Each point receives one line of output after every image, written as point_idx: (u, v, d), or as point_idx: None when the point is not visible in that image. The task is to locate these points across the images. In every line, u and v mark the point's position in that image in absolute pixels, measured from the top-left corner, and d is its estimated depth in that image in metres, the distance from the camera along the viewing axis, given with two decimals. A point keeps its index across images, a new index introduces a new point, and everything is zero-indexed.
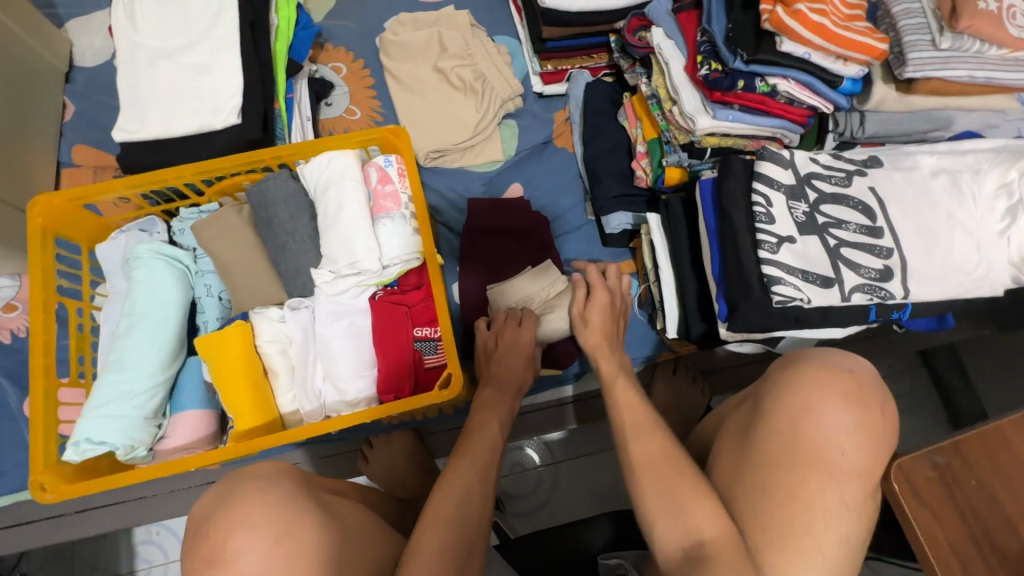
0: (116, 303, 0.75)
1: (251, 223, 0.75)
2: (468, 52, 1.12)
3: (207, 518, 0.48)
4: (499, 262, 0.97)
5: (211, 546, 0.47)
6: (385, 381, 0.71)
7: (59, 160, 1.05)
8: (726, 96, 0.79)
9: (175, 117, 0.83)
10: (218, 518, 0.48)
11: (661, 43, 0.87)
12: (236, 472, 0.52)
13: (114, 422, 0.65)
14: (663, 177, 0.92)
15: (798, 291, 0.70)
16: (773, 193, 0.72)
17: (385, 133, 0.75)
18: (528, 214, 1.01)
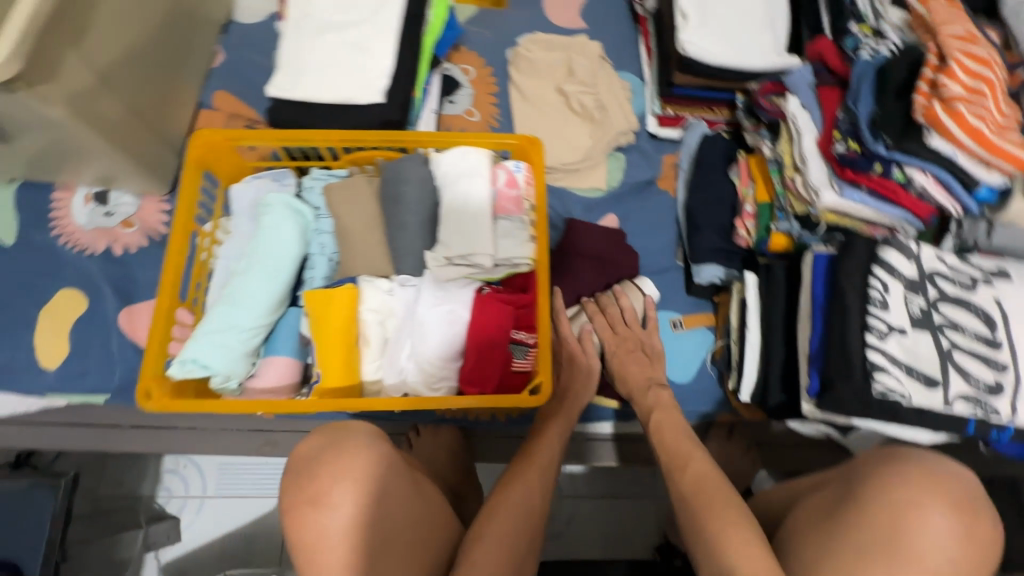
0: (239, 241, 0.79)
1: (377, 197, 0.79)
2: (593, 81, 1.16)
3: (316, 459, 0.56)
4: (584, 287, 0.98)
5: (317, 487, 0.54)
6: (470, 374, 0.72)
7: (200, 101, 1.13)
8: (857, 177, 0.79)
9: (326, 84, 0.89)
10: (326, 463, 0.55)
11: (796, 112, 0.87)
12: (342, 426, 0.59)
13: (222, 351, 0.69)
14: (767, 241, 0.92)
15: (898, 384, 0.69)
16: (892, 281, 0.72)
17: (523, 141, 0.78)
18: (622, 247, 1.02)
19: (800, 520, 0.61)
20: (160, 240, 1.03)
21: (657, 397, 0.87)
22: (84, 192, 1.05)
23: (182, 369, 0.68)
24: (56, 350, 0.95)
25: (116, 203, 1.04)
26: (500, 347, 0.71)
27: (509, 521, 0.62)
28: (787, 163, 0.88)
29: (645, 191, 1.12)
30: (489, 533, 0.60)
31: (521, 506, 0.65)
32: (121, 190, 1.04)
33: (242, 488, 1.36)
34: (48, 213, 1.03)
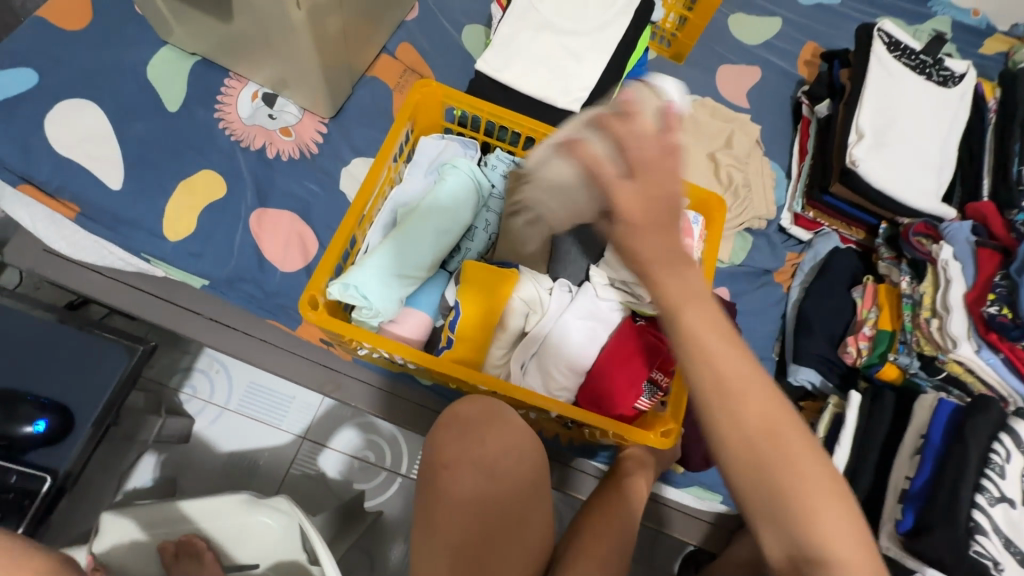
0: (415, 192, 0.83)
1: (559, 198, 0.82)
2: (745, 159, 1.20)
3: (463, 430, 0.62)
4: None
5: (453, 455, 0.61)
6: (596, 393, 0.73)
7: (386, 45, 1.17)
8: (1000, 342, 0.82)
9: (531, 77, 0.92)
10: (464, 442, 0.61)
11: (949, 261, 0.90)
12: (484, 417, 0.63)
13: (386, 286, 0.71)
14: (879, 367, 0.94)
15: (996, 553, 0.69)
16: (1017, 452, 0.73)
17: (710, 197, 0.81)
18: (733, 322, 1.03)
19: None
20: (309, 158, 1.05)
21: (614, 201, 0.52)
22: (254, 89, 1.07)
23: (342, 292, 0.69)
24: (182, 223, 0.97)
25: (280, 109, 1.07)
26: (635, 378, 0.72)
27: (602, 548, 0.65)
28: (926, 305, 0.91)
29: (760, 277, 1.15)
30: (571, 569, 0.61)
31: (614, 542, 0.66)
32: (289, 99, 1.07)
33: (263, 412, 1.33)
34: (215, 95, 1.05)
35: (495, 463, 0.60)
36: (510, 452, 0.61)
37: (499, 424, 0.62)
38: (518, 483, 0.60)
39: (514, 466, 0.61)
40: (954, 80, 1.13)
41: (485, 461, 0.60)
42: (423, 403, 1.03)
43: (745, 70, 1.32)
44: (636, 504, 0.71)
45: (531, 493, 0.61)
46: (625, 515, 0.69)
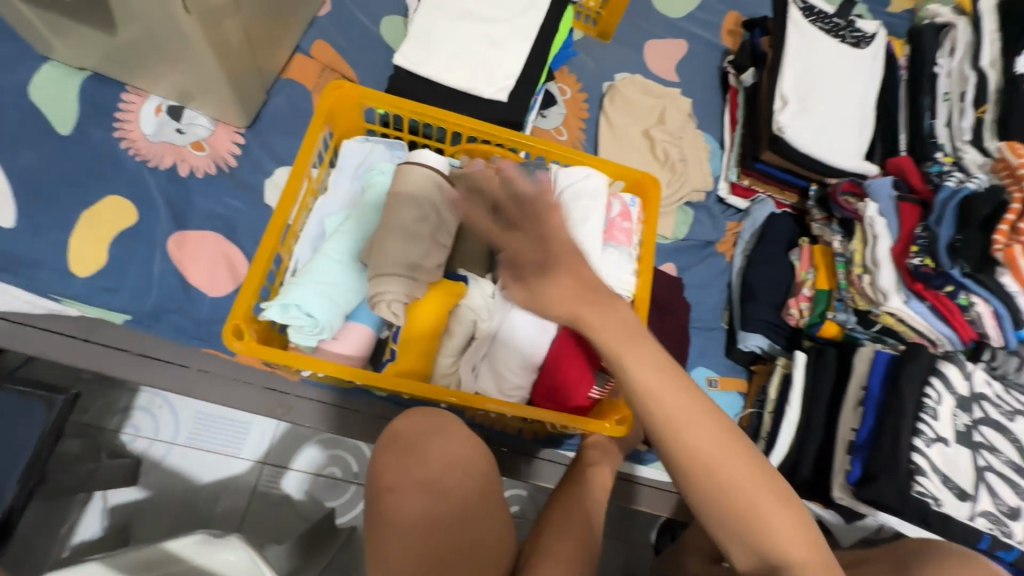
0: (342, 201, 0.78)
1: (495, 194, 0.79)
2: (679, 134, 1.20)
3: (403, 451, 0.61)
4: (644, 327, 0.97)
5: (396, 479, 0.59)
6: (552, 388, 0.73)
7: (299, 45, 1.10)
8: (925, 291, 0.86)
9: (452, 69, 0.88)
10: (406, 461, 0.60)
11: (874, 217, 0.94)
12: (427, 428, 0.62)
13: (323, 303, 0.67)
14: (820, 326, 0.98)
15: (934, 490, 0.74)
16: (945, 393, 0.77)
17: (644, 178, 0.80)
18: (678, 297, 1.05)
19: None
20: (228, 172, 0.98)
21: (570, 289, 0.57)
22: (156, 102, 0.99)
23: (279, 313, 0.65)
24: (90, 257, 0.88)
25: (189, 122, 0.99)
26: (587, 370, 0.72)
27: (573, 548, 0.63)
28: (858, 261, 0.94)
29: (704, 250, 1.16)
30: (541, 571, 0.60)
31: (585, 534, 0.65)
32: (197, 111, 0.99)
33: (214, 443, 1.26)
34: (113, 113, 0.96)
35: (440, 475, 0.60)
36: (454, 462, 0.60)
37: (437, 437, 0.61)
38: (466, 495, 0.59)
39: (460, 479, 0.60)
40: (866, 41, 1.17)
41: (430, 479, 0.59)
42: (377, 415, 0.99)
43: (671, 44, 1.32)
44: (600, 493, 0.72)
45: (481, 503, 0.60)
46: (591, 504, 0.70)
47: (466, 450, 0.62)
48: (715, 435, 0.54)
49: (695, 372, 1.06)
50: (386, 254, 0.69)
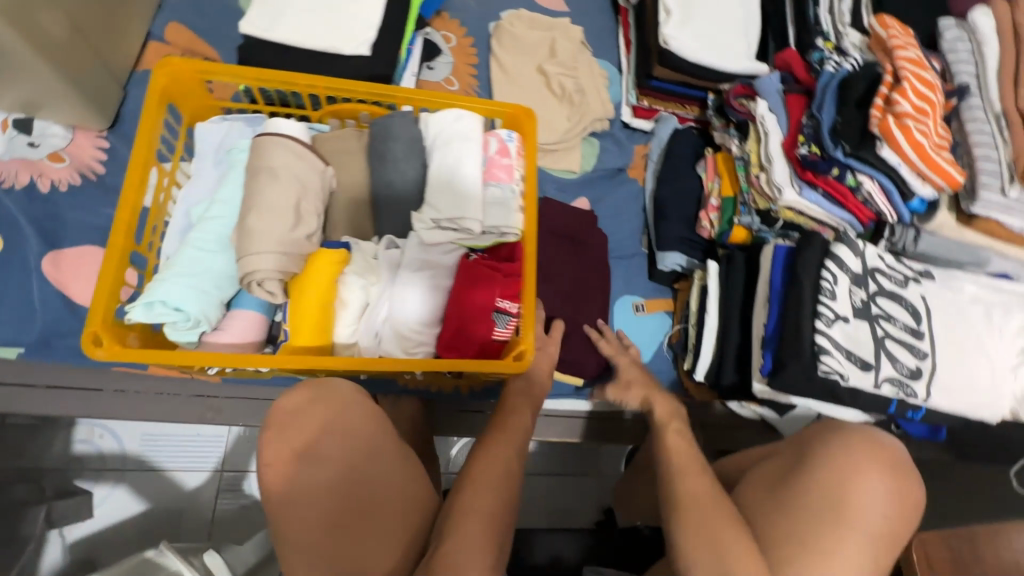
0: (203, 188, 0.73)
1: (365, 151, 0.76)
2: (573, 64, 1.17)
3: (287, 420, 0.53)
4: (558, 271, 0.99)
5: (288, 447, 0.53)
6: (453, 339, 0.71)
7: (150, 31, 1.01)
8: (816, 178, 0.86)
9: (305, 30, 0.83)
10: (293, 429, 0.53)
11: (764, 114, 0.94)
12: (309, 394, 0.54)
13: (195, 294, 0.64)
14: (729, 233, 0.98)
15: (838, 366, 0.77)
16: (840, 274, 0.79)
17: (515, 110, 0.77)
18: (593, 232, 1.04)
19: (755, 490, 0.66)
20: (97, 181, 0.92)
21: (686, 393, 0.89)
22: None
23: (146, 312, 0.62)
24: None
25: (42, 134, 0.92)
26: (483, 312, 0.70)
27: (491, 499, 0.60)
28: (754, 162, 0.94)
29: (615, 179, 1.16)
30: (466, 506, 0.58)
31: (502, 480, 0.63)
32: (48, 120, 0.92)
33: (165, 462, 1.23)
34: None
35: (326, 444, 0.53)
36: (339, 427, 0.53)
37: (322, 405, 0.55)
38: (362, 455, 0.54)
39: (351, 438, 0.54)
40: None
41: (312, 450, 0.52)
42: None
43: None
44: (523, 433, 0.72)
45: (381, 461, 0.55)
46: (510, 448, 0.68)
47: (351, 412, 0.56)
48: (686, 468, 0.68)
49: (620, 300, 1.07)
50: (252, 235, 0.65)
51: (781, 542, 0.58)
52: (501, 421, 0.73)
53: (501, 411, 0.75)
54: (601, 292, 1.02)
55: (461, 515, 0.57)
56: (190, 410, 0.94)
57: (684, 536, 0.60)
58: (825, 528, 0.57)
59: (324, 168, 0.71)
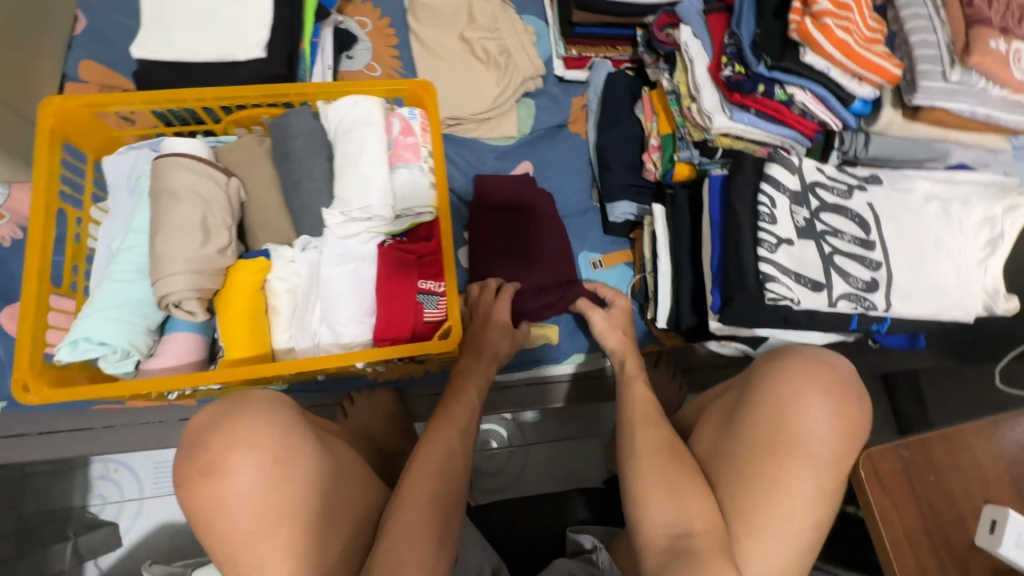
0: (120, 220, 0.74)
1: (270, 156, 0.75)
2: (495, 26, 1.12)
3: (202, 435, 0.52)
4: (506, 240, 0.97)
5: (206, 459, 0.51)
6: (382, 327, 0.70)
7: (64, 73, 1.01)
8: (744, 99, 0.82)
9: (196, 43, 0.81)
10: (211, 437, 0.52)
11: (688, 41, 0.88)
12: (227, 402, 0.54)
13: (118, 326, 0.65)
14: (672, 171, 0.95)
15: (789, 291, 0.73)
16: (778, 195, 0.75)
17: (413, 86, 0.75)
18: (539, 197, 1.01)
19: (707, 429, 0.65)
20: None
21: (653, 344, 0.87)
22: None
23: (73, 351, 0.64)
24: None
25: None
26: (409, 295, 0.70)
27: (430, 482, 0.61)
28: (684, 93, 0.90)
29: (557, 136, 1.12)
30: (407, 490, 0.59)
31: (439, 468, 0.62)
32: None
33: None
34: None
35: (250, 448, 0.51)
36: (241, 436, 0.51)
37: (247, 408, 0.54)
38: (274, 458, 0.51)
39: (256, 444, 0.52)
40: None
41: (220, 467, 0.50)
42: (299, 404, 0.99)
43: None
44: (468, 417, 0.73)
45: (297, 460, 0.53)
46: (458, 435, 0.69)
47: (255, 418, 0.53)
48: (641, 420, 0.68)
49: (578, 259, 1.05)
50: (160, 259, 0.65)
51: (727, 477, 0.57)
52: (448, 410, 0.73)
53: (448, 397, 0.76)
54: (565, 253, 0.99)
55: (400, 504, 0.58)
56: (177, 434, 0.98)
57: (636, 482, 0.60)
58: (765, 458, 0.55)
59: (226, 180, 0.71)
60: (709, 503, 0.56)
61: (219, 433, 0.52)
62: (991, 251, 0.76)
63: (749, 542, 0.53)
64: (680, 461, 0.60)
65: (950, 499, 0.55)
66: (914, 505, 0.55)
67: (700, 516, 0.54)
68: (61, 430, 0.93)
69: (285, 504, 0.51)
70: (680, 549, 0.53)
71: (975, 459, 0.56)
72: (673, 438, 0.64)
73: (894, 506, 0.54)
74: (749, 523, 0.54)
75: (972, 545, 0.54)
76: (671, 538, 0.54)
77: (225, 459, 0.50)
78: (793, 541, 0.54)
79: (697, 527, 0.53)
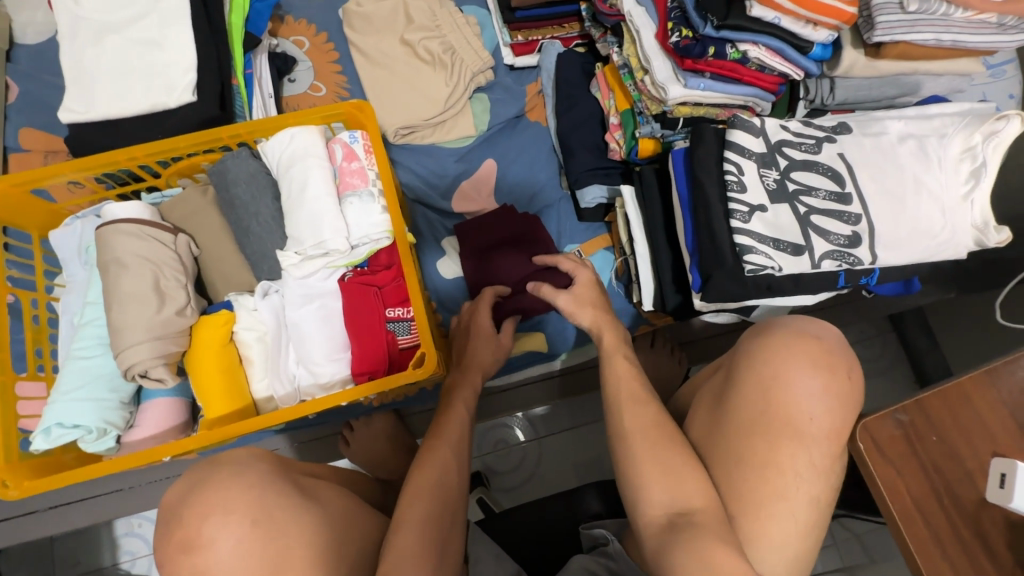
0: (77, 294, 0.72)
1: (217, 204, 0.73)
2: (435, 23, 1.08)
3: (178, 505, 0.50)
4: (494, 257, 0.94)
5: (185, 532, 0.49)
6: (357, 363, 0.68)
7: (6, 145, 0.99)
8: (696, 65, 0.78)
9: (124, 97, 0.79)
10: (188, 506, 0.49)
11: (631, 10, 0.84)
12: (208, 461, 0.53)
13: (89, 405, 0.64)
14: (636, 148, 0.90)
15: (769, 259, 0.70)
16: (744, 161, 0.72)
17: (348, 108, 0.72)
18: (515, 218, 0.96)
19: (698, 412, 0.62)
20: None
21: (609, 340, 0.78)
22: None
23: (49, 438, 0.63)
24: None
25: None
26: (380, 326, 0.69)
27: (427, 511, 0.59)
28: (636, 66, 0.86)
29: (517, 127, 1.08)
30: (405, 526, 0.57)
31: (436, 495, 0.61)
32: None
33: None
34: None
35: (225, 514, 0.49)
36: (215, 506, 0.49)
37: (216, 474, 0.51)
38: (254, 519, 0.49)
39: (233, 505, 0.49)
40: None
41: (197, 541, 0.48)
42: (309, 436, 0.99)
43: None
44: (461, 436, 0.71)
45: (279, 516, 0.51)
46: (445, 455, 0.67)
47: (225, 483, 0.50)
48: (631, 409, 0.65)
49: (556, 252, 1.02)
50: (119, 333, 0.64)
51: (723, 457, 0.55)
52: (436, 430, 0.71)
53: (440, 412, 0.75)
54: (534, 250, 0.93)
55: (392, 538, 0.56)
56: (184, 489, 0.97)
57: (632, 476, 0.58)
58: (756, 438, 0.53)
59: (174, 238, 0.69)
60: (701, 480, 0.54)
61: (191, 504, 0.49)
62: (975, 184, 0.72)
63: (750, 527, 0.52)
64: (675, 444, 0.58)
65: (954, 457, 0.53)
66: (917, 467, 0.53)
67: (699, 490, 0.53)
68: (65, 503, 0.92)
69: (272, 564, 0.49)
70: (680, 526, 0.52)
71: (975, 410, 0.54)
72: (658, 414, 0.62)
73: (896, 472, 0.53)
74: (744, 507, 0.52)
75: (982, 502, 0.52)
76: (671, 516, 0.53)
77: (199, 532, 0.48)
78: (794, 520, 0.52)
79: (697, 502, 0.53)
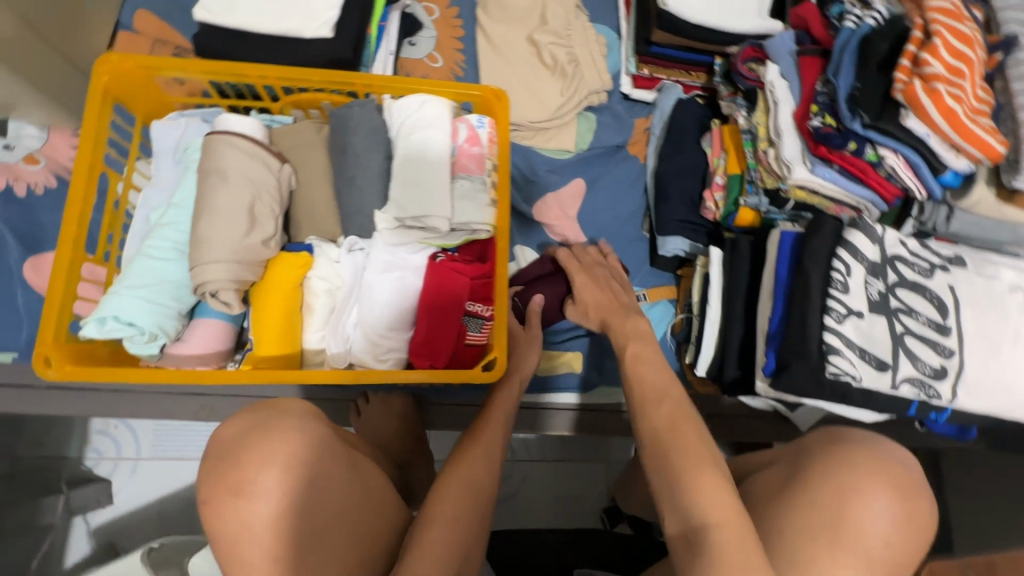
0: (162, 192, 0.70)
1: (326, 146, 0.71)
2: (567, 32, 1.07)
3: (235, 444, 0.48)
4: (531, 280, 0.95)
5: (235, 476, 0.47)
6: (422, 345, 0.67)
7: (119, 21, 0.97)
8: (830, 154, 0.76)
9: (262, 12, 0.77)
10: (245, 448, 0.48)
11: (774, 81, 0.84)
12: (271, 404, 0.52)
13: (150, 307, 0.61)
14: (734, 215, 0.90)
15: (851, 366, 0.69)
16: (855, 263, 0.71)
17: (486, 93, 0.70)
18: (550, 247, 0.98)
19: (751, 503, 0.59)
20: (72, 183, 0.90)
21: (635, 324, 0.77)
22: None
23: (99, 327, 0.60)
24: None
25: (17, 135, 0.90)
26: (455, 317, 0.67)
27: (456, 507, 0.57)
28: (762, 136, 0.85)
29: (614, 156, 1.07)
30: (435, 524, 0.54)
31: (467, 492, 0.59)
32: (22, 120, 0.90)
33: (182, 450, 1.29)
34: None
35: (280, 477, 0.47)
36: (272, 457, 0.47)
37: (271, 430, 0.49)
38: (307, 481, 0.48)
39: (293, 460, 0.48)
40: None
41: (246, 488, 0.46)
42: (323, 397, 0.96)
43: None
44: (494, 440, 0.68)
45: (325, 483, 0.49)
46: (479, 455, 0.64)
47: (287, 435, 0.49)
48: None
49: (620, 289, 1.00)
50: (200, 247, 0.61)
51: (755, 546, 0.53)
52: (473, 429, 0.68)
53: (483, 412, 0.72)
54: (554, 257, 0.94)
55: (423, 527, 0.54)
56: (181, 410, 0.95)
57: None
58: (822, 550, 0.50)
59: (277, 167, 0.67)
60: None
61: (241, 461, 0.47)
62: None
63: None
64: None
65: None
66: None
67: None
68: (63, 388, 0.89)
69: (312, 528, 0.47)
70: None
71: None
72: None
73: None
74: None
75: None
76: None
77: (250, 478, 0.47)
78: None
79: None
